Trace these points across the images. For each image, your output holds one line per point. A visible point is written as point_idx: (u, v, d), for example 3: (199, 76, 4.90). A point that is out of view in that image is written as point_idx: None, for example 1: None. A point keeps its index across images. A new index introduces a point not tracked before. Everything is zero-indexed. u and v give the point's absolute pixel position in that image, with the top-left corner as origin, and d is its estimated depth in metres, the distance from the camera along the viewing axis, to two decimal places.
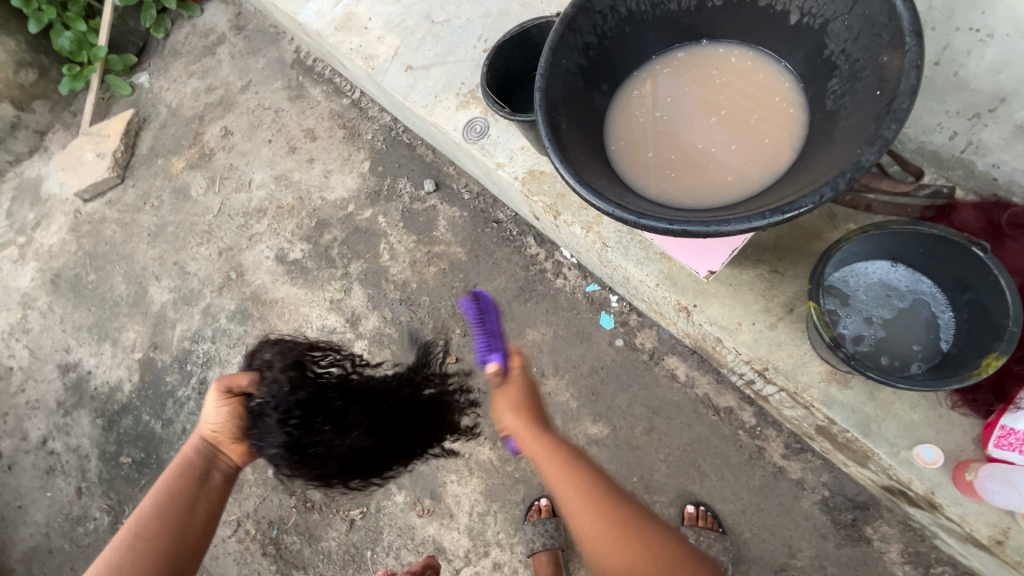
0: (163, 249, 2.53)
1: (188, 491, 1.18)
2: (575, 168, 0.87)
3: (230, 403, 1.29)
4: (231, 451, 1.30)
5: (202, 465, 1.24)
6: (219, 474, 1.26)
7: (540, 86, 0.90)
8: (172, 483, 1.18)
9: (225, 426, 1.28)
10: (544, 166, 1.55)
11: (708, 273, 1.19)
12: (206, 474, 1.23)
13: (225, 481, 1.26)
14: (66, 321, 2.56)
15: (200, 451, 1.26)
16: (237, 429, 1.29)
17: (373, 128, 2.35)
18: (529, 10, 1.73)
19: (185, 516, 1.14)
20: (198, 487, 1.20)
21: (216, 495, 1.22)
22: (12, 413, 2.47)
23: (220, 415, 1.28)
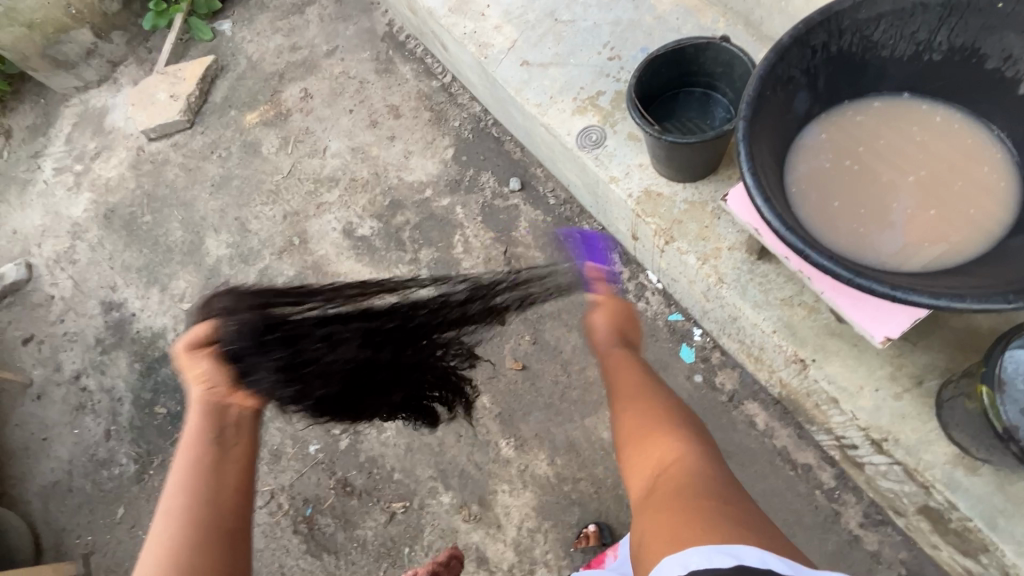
0: (226, 202, 2.47)
1: (205, 462, 0.98)
2: (776, 206, 0.81)
3: (204, 356, 1.06)
4: (240, 397, 1.08)
5: (214, 428, 1.03)
6: (237, 427, 1.05)
7: (744, 116, 0.85)
8: (189, 458, 0.98)
9: (215, 378, 1.05)
10: (662, 188, 1.48)
11: (885, 338, 1.02)
12: (224, 436, 1.02)
13: (252, 429, 1.07)
14: (116, 258, 2.51)
15: (204, 415, 1.04)
16: (229, 376, 1.06)
17: (461, 116, 2.29)
18: (663, 24, 1.66)
19: (215, 490, 0.95)
20: (218, 454, 1.00)
21: (248, 448, 1.03)
22: (49, 342, 2.42)
23: (203, 368, 1.06)
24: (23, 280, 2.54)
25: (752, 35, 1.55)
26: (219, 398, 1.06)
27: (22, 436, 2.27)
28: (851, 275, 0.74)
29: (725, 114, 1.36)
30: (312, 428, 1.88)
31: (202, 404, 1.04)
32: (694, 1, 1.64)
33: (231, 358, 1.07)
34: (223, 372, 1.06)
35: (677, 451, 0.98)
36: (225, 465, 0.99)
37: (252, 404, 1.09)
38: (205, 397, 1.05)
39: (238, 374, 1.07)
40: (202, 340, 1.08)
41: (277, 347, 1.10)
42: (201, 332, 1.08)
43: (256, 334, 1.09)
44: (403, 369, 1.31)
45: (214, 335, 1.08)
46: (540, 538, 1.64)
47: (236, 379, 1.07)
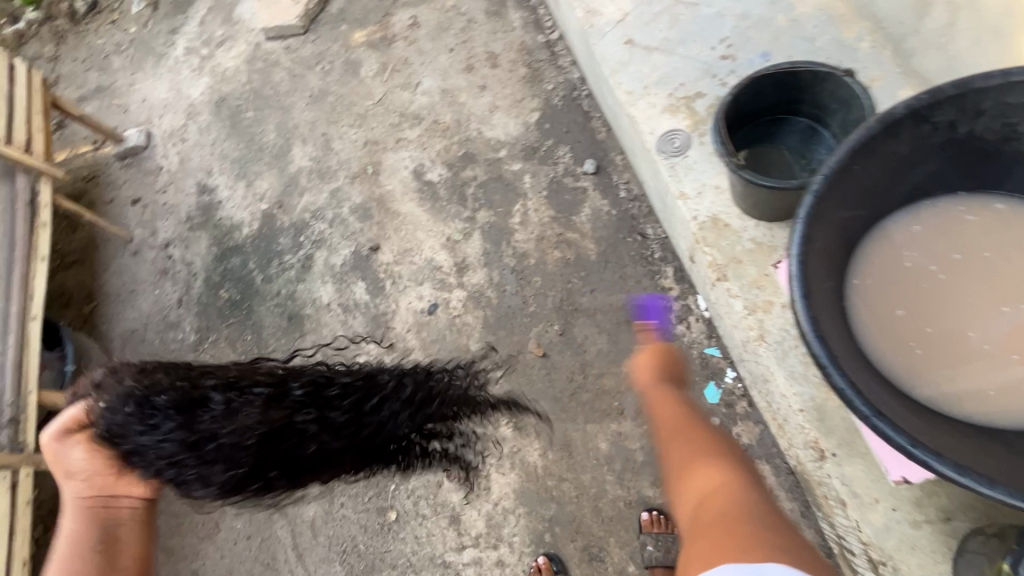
0: (318, 115, 2.52)
1: (91, 573, 1.18)
2: (814, 308, 0.70)
3: (76, 446, 1.24)
4: (129, 490, 1.27)
5: (98, 533, 1.23)
6: (129, 525, 1.27)
7: (815, 189, 0.72)
8: (66, 568, 1.18)
9: (86, 471, 1.24)
10: (732, 219, 1.36)
11: (900, 478, 1.05)
12: (109, 541, 1.23)
13: (137, 523, 1.28)
14: (217, 146, 2.63)
15: (83, 520, 1.23)
16: (103, 468, 1.24)
17: (556, 80, 2.21)
18: (796, 29, 1.46)
19: (107, 571, 1.21)
20: (104, 555, 1.22)
21: (141, 540, 1.29)
22: (151, 208, 2.61)
23: (82, 466, 1.23)
24: (141, 146, 2.71)
25: (898, 66, 1.35)
26: (89, 499, 1.22)
27: (116, 284, 2.52)
28: (869, 412, 0.63)
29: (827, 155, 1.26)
30: (340, 351, 2.08)
31: (79, 505, 1.24)
32: (840, 9, 1.44)
33: (107, 432, 1.21)
34: (96, 468, 1.24)
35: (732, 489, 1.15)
36: (117, 570, 1.22)
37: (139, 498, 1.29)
38: (73, 502, 1.23)
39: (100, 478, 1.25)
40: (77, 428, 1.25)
41: (185, 407, 1.19)
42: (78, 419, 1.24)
43: (160, 404, 1.19)
44: (338, 438, 1.30)
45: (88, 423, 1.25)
46: (512, 519, 1.69)
47: (115, 478, 1.25)
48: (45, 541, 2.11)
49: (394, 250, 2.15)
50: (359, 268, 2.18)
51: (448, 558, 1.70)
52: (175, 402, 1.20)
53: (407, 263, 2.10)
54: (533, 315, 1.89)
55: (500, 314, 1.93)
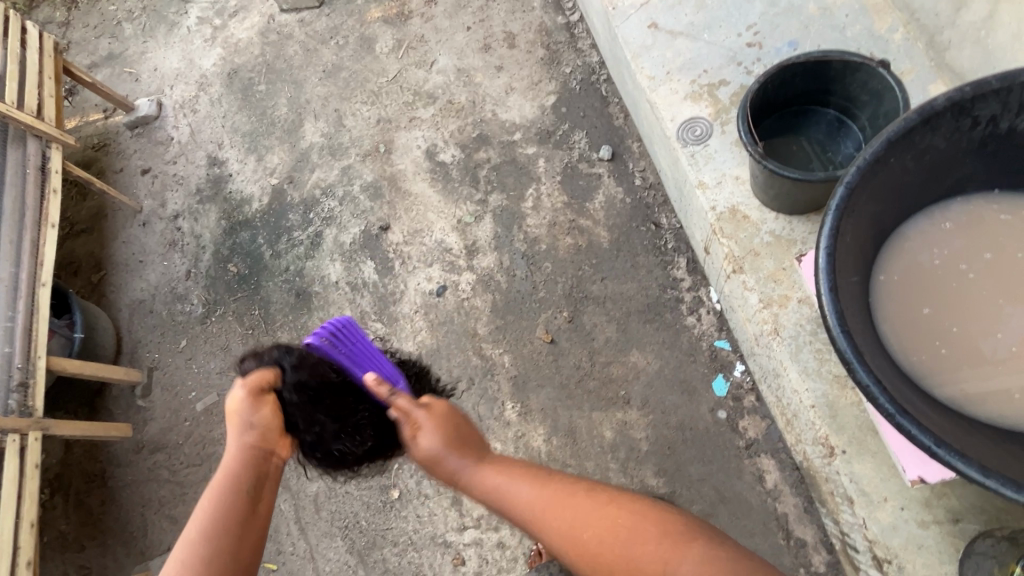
0: (331, 91, 2.48)
1: (236, 512, 1.01)
2: (841, 302, 0.68)
3: (265, 404, 1.18)
4: (282, 447, 1.17)
5: (253, 478, 1.07)
6: (272, 481, 1.11)
7: (848, 180, 0.70)
8: (218, 505, 1.01)
9: (270, 424, 1.15)
10: (751, 211, 1.34)
11: (917, 479, 1.03)
12: (259, 489, 1.07)
13: (277, 483, 1.13)
14: (228, 118, 2.58)
15: (246, 463, 1.09)
16: (280, 426, 1.17)
17: (574, 63, 2.18)
18: (826, 18, 1.42)
19: (246, 521, 1.02)
20: (250, 506, 1.04)
21: (272, 503, 1.09)
22: (160, 179, 2.57)
23: (257, 419, 1.14)
24: (153, 116, 2.66)
25: (930, 59, 1.31)
26: (266, 446, 1.13)
27: (124, 254, 2.50)
28: (893, 410, 0.62)
29: (853, 150, 1.24)
30: None
31: (252, 451, 1.11)
32: None
33: (285, 405, 1.23)
34: (277, 424, 1.17)
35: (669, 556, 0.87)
36: (253, 519, 1.03)
37: (284, 453, 1.17)
38: (248, 444, 1.11)
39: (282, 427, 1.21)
40: (263, 386, 1.21)
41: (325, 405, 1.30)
42: (268, 379, 1.22)
43: (319, 390, 1.29)
44: None
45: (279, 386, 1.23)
46: None
47: (284, 430, 1.20)
48: (51, 505, 2.14)
49: (405, 230, 2.14)
50: (368, 247, 2.16)
51: (448, 538, 1.71)
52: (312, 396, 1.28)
53: (418, 244, 2.09)
54: (542, 301, 1.88)
55: (509, 299, 1.92)
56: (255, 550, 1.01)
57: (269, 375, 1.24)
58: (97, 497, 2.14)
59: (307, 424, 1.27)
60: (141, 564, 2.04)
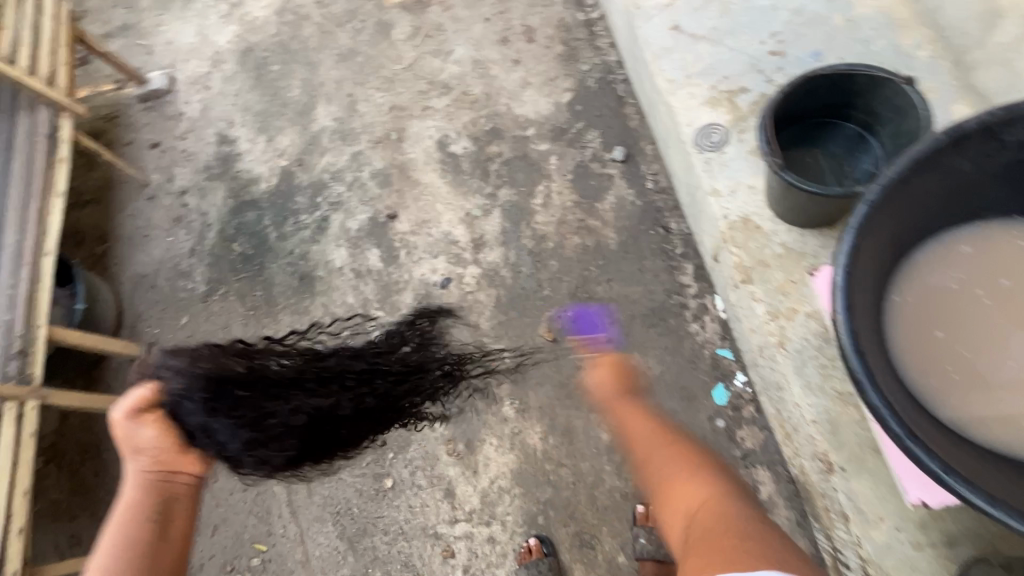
0: (345, 74, 2.45)
1: (143, 544, 1.18)
2: (855, 321, 0.68)
3: (146, 424, 1.27)
4: (188, 466, 1.32)
5: (156, 503, 1.24)
6: (184, 501, 1.29)
7: (869, 198, 0.69)
8: (125, 531, 1.19)
9: (152, 446, 1.27)
10: (763, 221, 1.33)
11: (918, 502, 1.01)
12: (166, 513, 1.25)
13: (190, 497, 1.30)
14: (240, 97, 2.56)
15: (149, 489, 1.25)
16: (173, 444, 1.29)
17: (593, 61, 2.16)
18: (852, 30, 1.40)
19: (160, 547, 1.20)
20: (156, 529, 1.21)
21: (187, 522, 1.28)
22: (169, 153, 2.56)
23: (146, 438, 1.27)
24: (165, 89, 2.64)
25: (955, 78, 1.30)
26: (162, 470, 1.28)
27: (129, 227, 2.49)
28: (902, 434, 0.62)
29: (872, 166, 1.23)
30: (350, 316, 2.07)
31: (146, 476, 1.26)
32: (901, 13, 1.39)
33: (170, 419, 1.29)
34: (169, 443, 1.29)
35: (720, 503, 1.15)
36: (165, 542, 1.22)
37: (194, 471, 1.33)
38: (144, 473, 1.27)
39: (184, 445, 1.31)
40: (145, 406, 1.28)
41: (217, 400, 1.31)
42: (142, 397, 1.27)
43: (211, 394, 1.30)
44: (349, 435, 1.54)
45: (158, 399, 1.29)
46: (506, 498, 1.70)
47: (183, 448, 1.31)
48: (45, 473, 2.15)
49: (412, 219, 2.13)
50: (374, 235, 2.16)
51: (439, 530, 1.71)
52: (214, 394, 1.30)
53: (424, 234, 2.08)
54: (546, 298, 1.88)
55: (513, 295, 1.91)
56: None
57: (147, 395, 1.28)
58: (91, 467, 2.14)
59: (217, 423, 1.29)
60: None
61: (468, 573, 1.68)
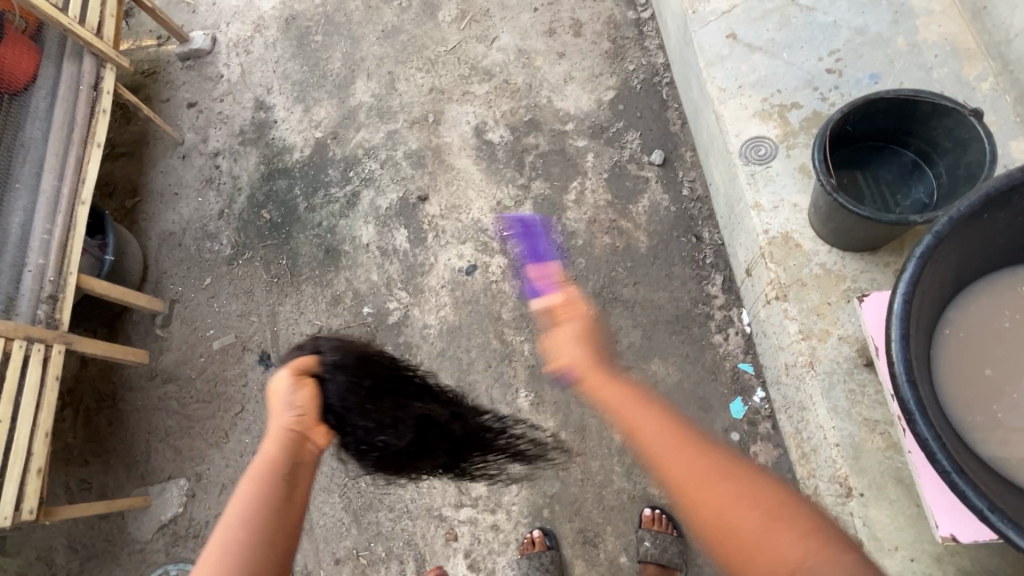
0: (387, 51, 2.44)
1: (275, 496, 0.92)
2: (910, 350, 0.68)
3: (304, 386, 1.17)
4: (314, 435, 1.10)
5: (289, 459, 1.00)
6: (304, 468, 1.02)
7: (937, 229, 0.69)
8: (261, 484, 0.93)
9: (303, 406, 1.12)
10: (804, 240, 1.33)
11: (949, 536, 0.94)
12: (294, 474, 0.98)
13: (315, 470, 1.05)
14: (280, 65, 2.56)
15: (284, 443, 1.04)
16: (315, 411, 1.14)
17: (639, 62, 2.14)
18: (914, 55, 1.39)
19: (277, 511, 0.91)
20: (288, 485, 0.96)
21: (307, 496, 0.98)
22: (205, 114, 2.56)
23: (296, 398, 1.13)
24: (206, 50, 2.64)
25: (1015, 114, 1.29)
26: (302, 429, 1.09)
27: (161, 183, 2.51)
28: (950, 467, 0.62)
29: (924, 196, 1.22)
30: (373, 293, 2.08)
31: (288, 433, 1.06)
32: (966, 43, 1.37)
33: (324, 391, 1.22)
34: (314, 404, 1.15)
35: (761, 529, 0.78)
36: (292, 499, 0.94)
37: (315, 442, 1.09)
38: (291, 427, 1.07)
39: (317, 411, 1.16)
40: (302, 373, 1.20)
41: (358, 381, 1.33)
42: (299, 363, 1.23)
43: (355, 371, 1.34)
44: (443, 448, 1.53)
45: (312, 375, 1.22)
46: (514, 488, 1.72)
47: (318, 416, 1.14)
48: (61, 418, 2.19)
49: (442, 203, 2.13)
50: (403, 215, 2.16)
51: (444, 513, 1.73)
52: (354, 381, 1.31)
53: (453, 219, 2.09)
54: (571, 296, 1.88)
55: (537, 288, 1.92)
56: (289, 548, 0.90)
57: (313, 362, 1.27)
58: (105, 416, 2.18)
59: (340, 401, 1.25)
60: (141, 488, 2.09)
61: (470, 558, 1.70)
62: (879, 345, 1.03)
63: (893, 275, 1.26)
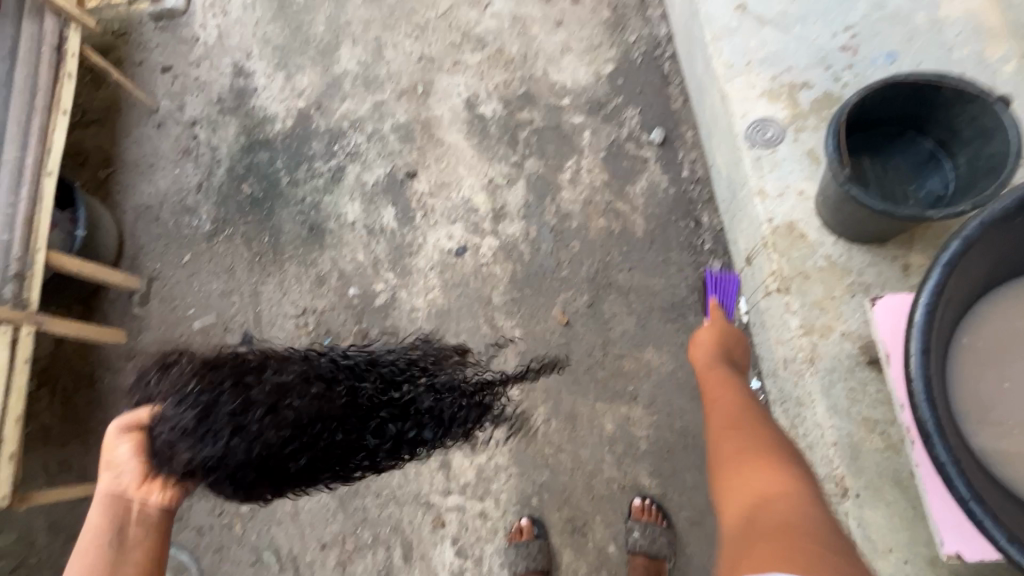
0: (373, 15, 2.29)
1: (95, 569, 1.05)
2: (930, 365, 0.63)
3: (128, 444, 1.15)
4: (146, 492, 1.15)
5: (110, 525, 1.11)
6: (139, 528, 1.13)
7: (965, 234, 0.63)
8: (78, 569, 1.06)
9: (125, 467, 1.14)
10: (809, 230, 1.27)
11: (952, 552, 0.91)
12: (120, 542, 1.10)
13: (149, 526, 1.14)
14: (260, 28, 2.40)
15: (108, 509, 1.13)
16: (140, 470, 1.15)
17: (640, 32, 2.03)
18: (935, 33, 1.30)
19: None
20: (118, 553, 1.09)
21: (154, 548, 1.12)
22: (181, 79, 2.41)
23: (122, 459, 1.15)
24: (181, 10, 2.47)
25: None
26: (125, 491, 1.14)
27: (135, 153, 2.37)
28: (968, 495, 0.58)
29: (939, 186, 1.15)
30: (358, 274, 2.01)
31: (104, 498, 1.14)
32: (991, 21, 1.29)
33: (150, 446, 1.15)
34: (141, 452, 1.15)
35: (801, 493, 0.90)
36: (124, 563, 1.08)
37: (156, 497, 1.15)
38: (106, 489, 1.15)
39: (151, 467, 1.15)
40: (137, 424, 1.16)
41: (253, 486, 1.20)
42: (140, 415, 1.17)
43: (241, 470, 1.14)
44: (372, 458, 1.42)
45: (151, 425, 1.16)
46: (503, 476, 1.69)
47: (146, 472, 1.15)
48: (37, 397, 2.13)
49: (431, 180, 2.04)
50: (390, 192, 2.07)
51: (431, 499, 1.71)
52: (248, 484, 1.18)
53: (442, 197, 1.99)
54: (564, 281, 1.82)
55: (529, 272, 1.85)
56: None
57: (145, 421, 1.17)
58: (83, 396, 2.12)
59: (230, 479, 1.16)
60: None
61: (457, 544, 1.68)
62: (889, 350, 0.98)
63: (901, 269, 1.20)
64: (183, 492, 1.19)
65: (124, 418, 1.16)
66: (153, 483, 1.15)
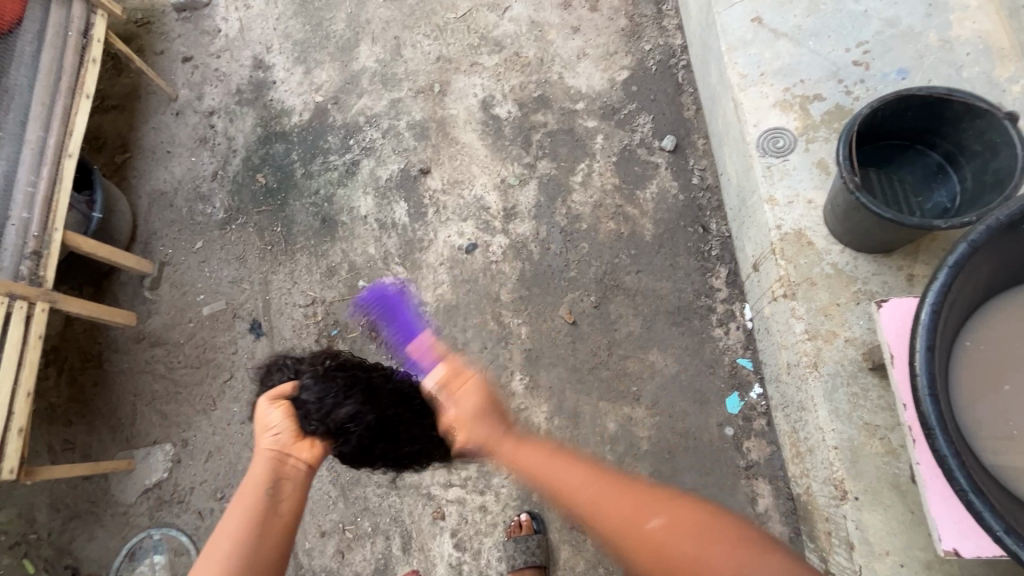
0: (394, 14, 2.33)
1: (260, 510, 1.11)
2: (934, 361, 0.65)
3: (280, 408, 1.23)
4: (298, 449, 1.21)
5: (268, 479, 1.16)
6: (292, 481, 1.18)
7: (973, 238, 0.66)
8: (246, 511, 1.10)
9: (280, 427, 1.21)
10: (817, 238, 1.29)
11: (952, 551, 0.93)
12: (278, 488, 1.15)
13: (296, 483, 1.18)
14: (281, 22, 2.44)
15: (266, 463, 1.18)
16: (292, 427, 1.21)
17: (656, 42, 2.07)
18: (945, 51, 1.34)
19: (265, 521, 1.10)
20: (273, 501, 1.13)
21: (295, 503, 1.16)
22: (201, 69, 2.45)
23: (275, 421, 1.21)
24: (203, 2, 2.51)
25: None
26: (280, 449, 1.19)
27: (152, 140, 2.41)
28: (967, 486, 0.61)
29: (946, 200, 1.18)
30: (369, 266, 2.03)
31: (264, 452, 1.19)
32: (1000, 42, 1.33)
33: (301, 416, 1.22)
34: (296, 421, 1.22)
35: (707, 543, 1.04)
36: (274, 513, 1.12)
37: (306, 455, 1.21)
38: (267, 448, 1.19)
39: (302, 423, 1.22)
40: (282, 394, 1.26)
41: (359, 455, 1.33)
42: (286, 388, 1.27)
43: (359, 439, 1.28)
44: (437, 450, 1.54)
45: (296, 393, 1.26)
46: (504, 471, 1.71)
47: (299, 429, 1.22)
48: (45, 375, 2.15)
49: (444, 177, 2.07)
50: (404, 188, 2.10)
51: (433, 491, 1.72)
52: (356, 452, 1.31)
53: (455, 195, 2.03)
54: (571, 281, 1.85)
55: (538, 271, 1.88)
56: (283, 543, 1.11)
57: (291, 394, 1.26)
58: (90, 377, 2.14)
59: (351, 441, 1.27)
60: (125, 451, 2.06)
61: (456, 537, 1.70)
62: (895, 354, 1.00)
63: (906, 279, 1.23)
64: (328, 451, 1.25)
65: (278, 391, 1.26)
66: (303, 446, 1.22)
